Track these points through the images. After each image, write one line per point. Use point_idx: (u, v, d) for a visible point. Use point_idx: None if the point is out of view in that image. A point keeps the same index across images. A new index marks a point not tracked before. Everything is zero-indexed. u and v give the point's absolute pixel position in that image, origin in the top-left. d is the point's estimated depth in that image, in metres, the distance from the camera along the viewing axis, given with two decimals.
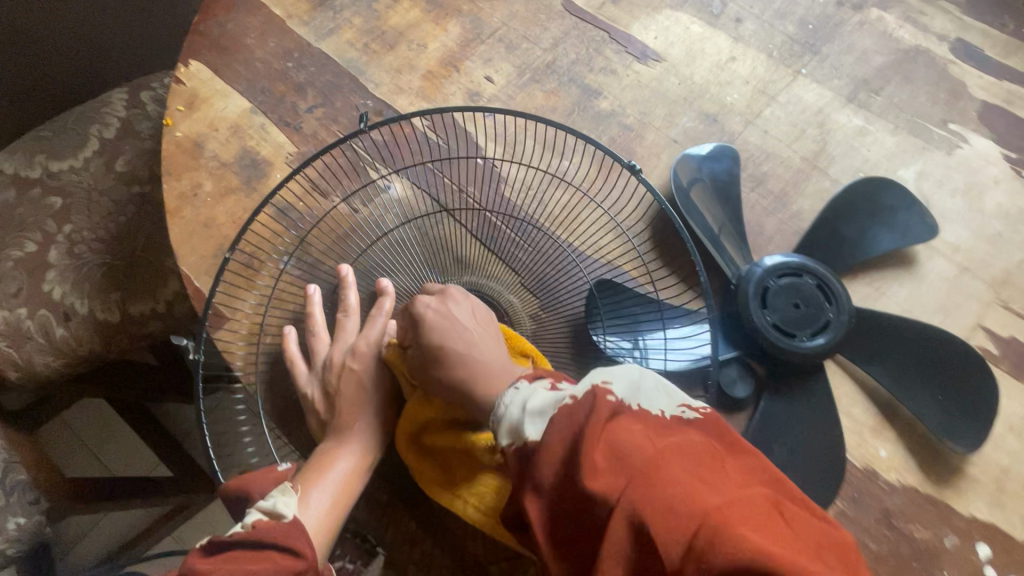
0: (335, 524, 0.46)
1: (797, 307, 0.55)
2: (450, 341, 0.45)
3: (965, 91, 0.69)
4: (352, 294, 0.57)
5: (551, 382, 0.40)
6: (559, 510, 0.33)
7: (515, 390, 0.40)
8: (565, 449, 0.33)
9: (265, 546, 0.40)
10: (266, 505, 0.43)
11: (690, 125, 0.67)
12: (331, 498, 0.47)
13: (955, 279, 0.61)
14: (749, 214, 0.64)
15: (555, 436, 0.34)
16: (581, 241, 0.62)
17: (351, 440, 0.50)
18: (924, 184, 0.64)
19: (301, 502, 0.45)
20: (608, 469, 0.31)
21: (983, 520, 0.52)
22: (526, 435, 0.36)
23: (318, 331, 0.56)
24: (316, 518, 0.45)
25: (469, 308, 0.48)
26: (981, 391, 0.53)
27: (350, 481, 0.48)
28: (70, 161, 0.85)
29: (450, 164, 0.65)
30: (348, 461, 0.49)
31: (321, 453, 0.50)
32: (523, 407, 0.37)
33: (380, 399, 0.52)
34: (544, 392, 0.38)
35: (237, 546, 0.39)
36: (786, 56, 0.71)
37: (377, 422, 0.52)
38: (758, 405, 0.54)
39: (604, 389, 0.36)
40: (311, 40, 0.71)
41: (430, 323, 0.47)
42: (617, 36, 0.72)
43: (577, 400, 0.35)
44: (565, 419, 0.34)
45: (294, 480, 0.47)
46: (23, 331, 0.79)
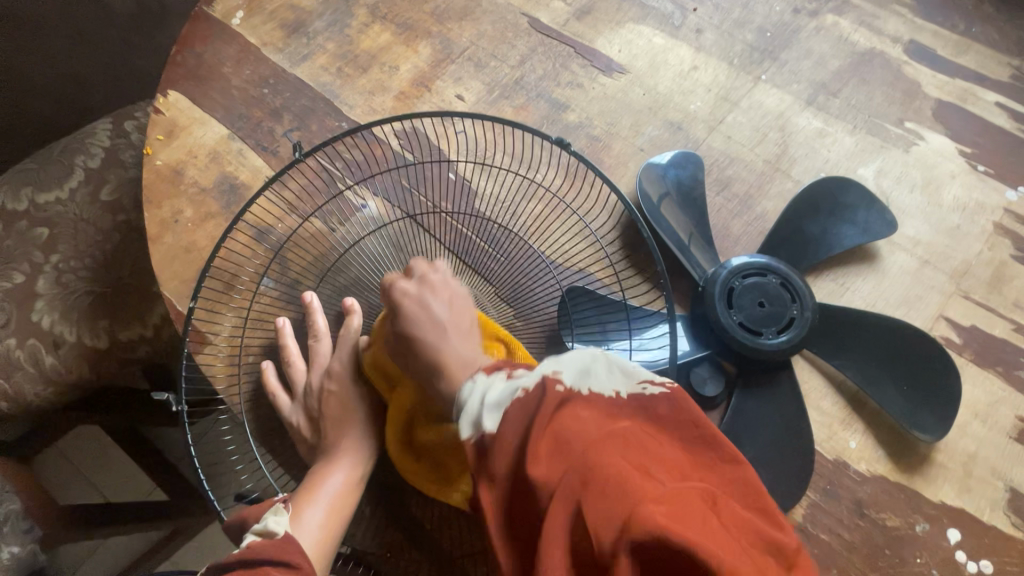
0: (332, 538, 0.47)
1: (762, 305, 0.57)
2: (422, 330, 0.45)
3: (920, 90, 0.71)
4: (320, 318, 0.58)
5: (508, 371, 0.39)
6: (509, 500, 0.34)
7: (473, 383, 0.40)
8: (517, 439, 0.35)
9: (258, 562, 0.39)
10: (259, 527, 0.43)
11: (655, 133, 0.70)
12: (326, 512, 0.47)
13: (917, 272, 0.63)
14: (716, 217, 0.66)
15: (509, 426, 0.35)
16: (553, 247, 0.64)
17: (341, 458, 0.51)
18: (883, 182, 0.66)
19: (295, 519, 0.46)
20: (553, 454, 0.33)
21: (952, 505, 0.54)
22: (484, 429, 0.36)
23: (292, 359, 0.57)
24: (312, 532, 0.46)
25: (444, 299, 0.48)
26: (945, 379, 0.55)
27: (344, 495, 0.49)
28: (56, 192, 0.87)
29: (424, 179, 0.67)
30: (340, 476, 0.50)
31: (313, 473, 0.51)
32: (482, 401, 0.38)
33: (362, 415, 0.54)
34: (501, 384, 0.38)
35: (231, 566, 0.39)
36: (746, 64, 0.73)
37: (364, 436, 0.53)
38: (730, 401, 0.56)
39: (554, 378, 0.36)
40: (286, 66, 0.74)
41: (405, 306, 0.47)
42: (583, 50, 0.74)
43: (530, 391, 0.36)
44: (517, 410, 0.35)
45: (286, 500, 0.47)
46: (13, 362, 0.80)
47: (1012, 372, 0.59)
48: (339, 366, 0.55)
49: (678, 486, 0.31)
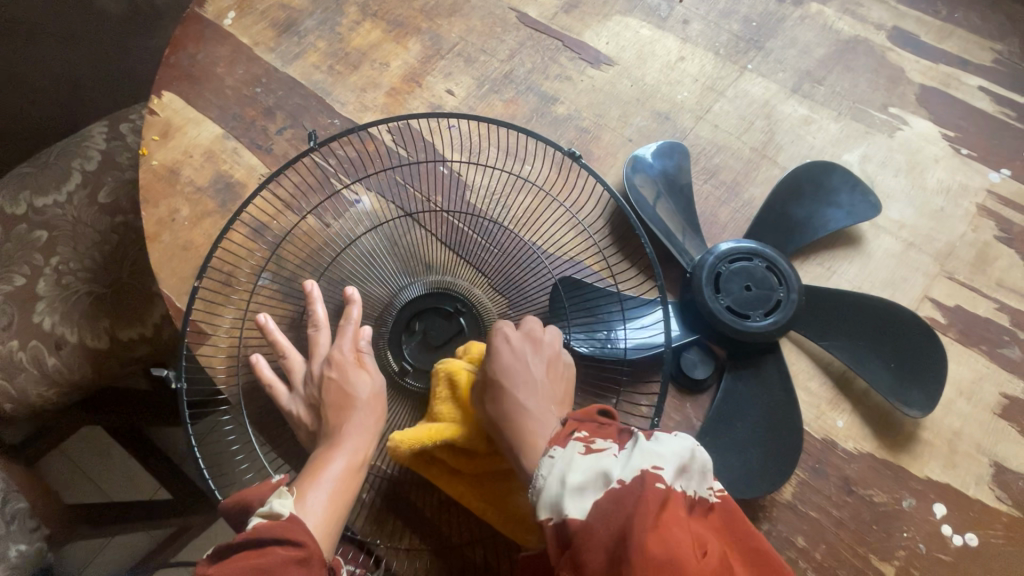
0: (336, 519, 0.48)
1: (749, 289, 0.58)
2: (516, 389, 0.47)
3: (903, 76, 0.72)
4: (320, 308, 0.58)
5: (585, 441, 0.42)
6: None
7: (552, 458, 0.41)
8: (613, 538, 0.36)
9: (266, 544, 0.41)
10: (264, 509, 0.44)
11: (643, 124, 0.71)
12: (329, 495, 0.48)
13: (902, 255, 0.64)
14: (704, 205, 0.67)
15: (603, 522, 0.37)
16: (544, 239, 0.65)
17: (343, 442, 0.51)
18: (868, 167, 0.68)
19: (298, 502, 0.47)
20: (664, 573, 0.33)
21: (938, 481, 0.55)
22: (568, 514, 0.38)
23: (287, 353, 0.57)
24: (316, 515, 0.47)
25: (544, 362, 0.50)
26: (929, 357, 0.56)
27: (346, 478, 0.49)
28: (54, 195, 0.88)
29: (416, 175, 0.68)
30: (342, 459, 0.50)
31: (316, 456, 0.51)
32: (562, 481, 0.39)
33: (363, 401, 0.53)
34: (581, 461, 0.40)
35: (237, 547, 0.41)
36: (732, 53, 0.74)
37: (366, 420, 0.53)
38: (720, 384, 0.57)
39: (654, 476, 0.38)
40: (278, 65, 0.74)
41: (505, 362, 0.48)
42: (571, 43, 0.75)
43: (625, 485, 0.38)
44: (615, 508, 0.37)
45: (289, 485, 0.48)
46: (16, 363, 0.81)
47: (996, 350, 0.60)
48: (347, 354, 0.55)
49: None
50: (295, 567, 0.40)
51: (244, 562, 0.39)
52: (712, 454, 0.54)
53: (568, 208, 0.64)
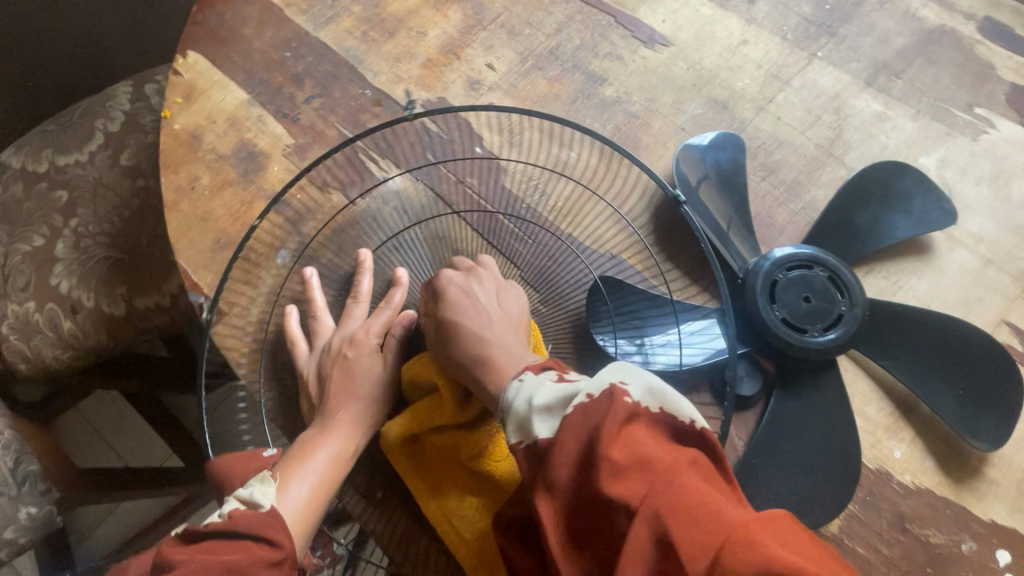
0: (315, 514, 0.44)
1: (808, 300, 0.53)
2: (467, 320, 0.45)
3: (992, 73, 0.65)
4: (367, 280, 0.57)
5: (560, 372, 0.38)
6: (573, 512, 0.31)
7: (520, 382, 0.38)
8: (581, 449, 0.32)
9: (241, 538, 0.38)
10: (243, 494, 0.41)
11: (699, 112, 0.65)
12: (312, 486, 0.45)
13: (978, 272, 0.58)
14: (760, 204, 0.61)
15: (569, 432, 0.32)
16: (582, 232, 0.60)
17: (335, 429, 0.48)
18: (947, 172, 0.61)
19: (280, 491, 0.43)
20: (632, 471, 0.29)
21: (1002, 525, 0.50)
22: (536, 434, 0.34)
23: (320, 313, 0.56)
24: (295, 506, 0.43)
25: (494, 295, 0.48)
26: (1007, 389, 0.51)
27: (333, 470, 0.46)
28: (76, 155, 0.85)
29: (450, 155, 0.64)
30: (331, 448, 0.47)
31: (304, 441, 0.48)
32: (528, 402, 0.36)
33: (369, 393, 0.51)
34: (551, 385, 0.36)
35: (208, 536, 0.38)
36: (801, 39, 0.67)
37: (366, 411, 0.50)
38: (768, 403, 0.53)
39: (622, 389, 0.33)
40: (309, 29, 0.70)
41: (451, 298, 0.47)
42: (624, 20, 0.69)
43: (593, 398, 0.33)
44: (583, 419, 0.32)
45: (274, 467, 0.45)
46: (32, 325, 0.80)
47: None
48: (369, 336, 0.53)
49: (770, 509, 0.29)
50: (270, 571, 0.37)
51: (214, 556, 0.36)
52: (759, 477, 0.50)
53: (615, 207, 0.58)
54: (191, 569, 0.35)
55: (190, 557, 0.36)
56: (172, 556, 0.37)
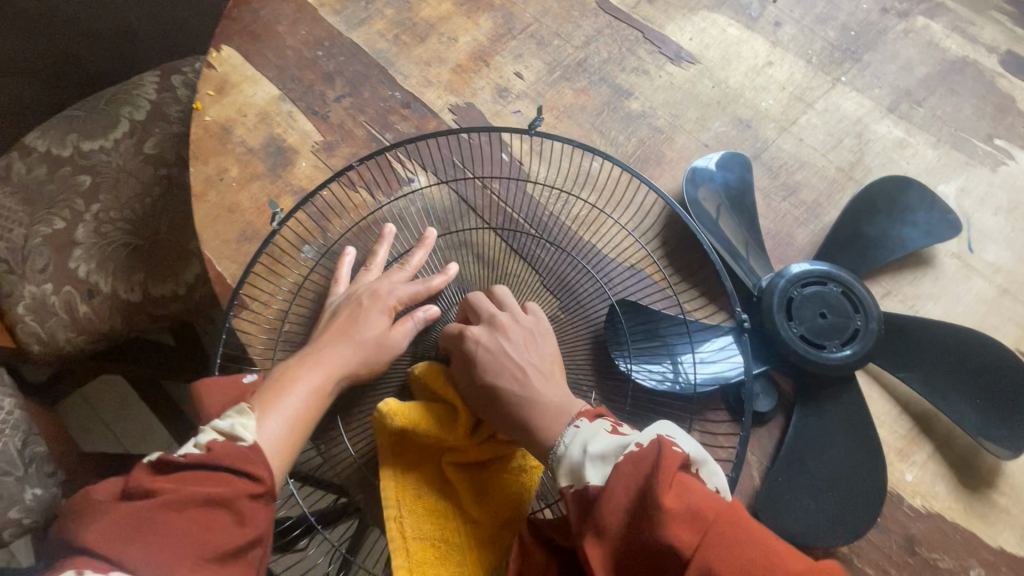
0: (293, 448, 0.42)
1: (824, 316, 0.53)
2: (505, 381, 0.45)
3: (1013, 105, 0.66)
4: (422, 254, 0.56)
5: (614, 423, 0.40)
6: (624, 558, 0.32)
7: (577, 428, 0.40)
8: (632, 497, 0.33)
9: (220, 470, 0.35)
10: (222, 426, 0.38)
11: (722, 129, 0.66)
12: (287, 421, 0.42)
13: (994, 301, 0.58)
14: (780, 223, 0.62)
15: (621, 482, 0.33)
16: (602, 241, 0.62)
17: (316, 366, 0.46)
18: (965, 201, 0.62)
19: (258, 422, 0.40)
20: (685, 521, 0.30)
21: (1012, 553, 0.50)
22: (588, 481, 0.35)
23: (371, 266, 0.56)
24: (271, 441, 0.40)
25: (527, 345, 0.48)
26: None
27: (311, 406, 0.44)
28: (101, 141, 0.87)
29: (475, 159, 0.65)
30: (309, 384, 0.44)
31: (281, 375, 0.45)
32: (584, 449, 0.37)
33: (367, 339, 0.49)
34: (605, 435, 0.38)
35: (185, 467, 0.35)
36: (826, 63, 0.68)
37: (354, 355, 0.48)
38: (791, 421, 0.53)
39: (670, 440, 0.35)
40: (342, 29, 0.71)
41: (484, 363, 0.47)
42: (651, 36, 0.70)
43: (642, 448, 0.34)
44: (633, 469, 0.34)
45: (250, 400, 0.42)
46: (48, 306, 0.80)
47: None
48: (392, 299, 0.51)
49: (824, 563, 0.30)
50: (253, 502, 0.35)
51: (195, 486, 0.34)
52: (773, 495, 0.50)
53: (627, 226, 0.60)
54: (169, 501, 0.33)
55: (168, 485, 0.34)
56: (145, 485, 0.34)
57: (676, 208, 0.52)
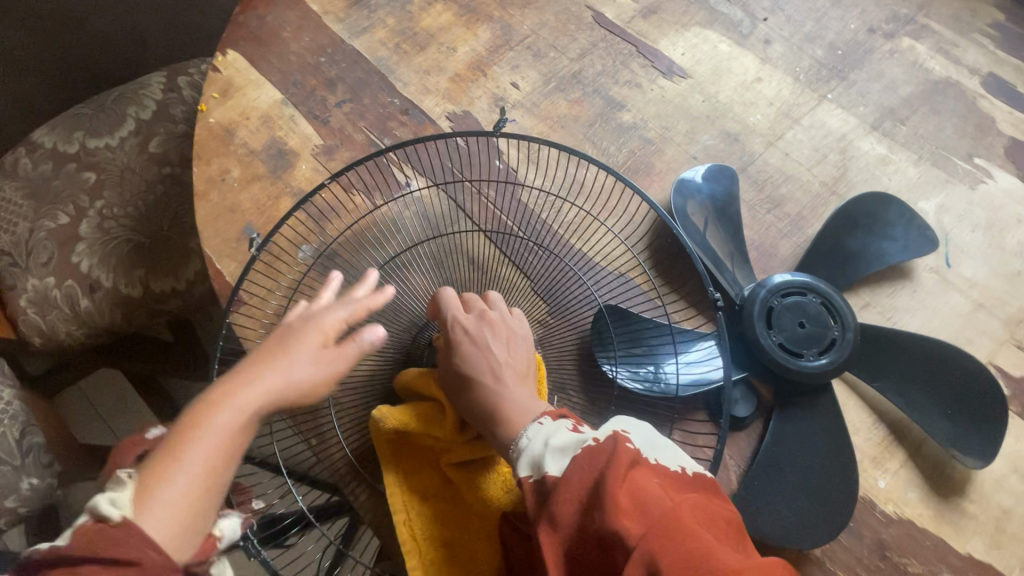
0: (199, 514, 0.33)
1: (803, 325, 0.55)
2: (482, 375, 0.46)
3: (993, 126, 0.68)
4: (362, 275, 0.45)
5: (575, 421, 0.41)
6: (576, 546, 0.34)
7: (540, 425, 0.41)
8: (585, 488, 0.34)
9: (93, 561, 0.30)
10: (97, 507, 0.31)
11: (711, 142, 0.68)
12: (185, 486, 0.32)
13: (969, 315, 0.60)
14: (764, 235, 0.64)
15: (575, 474, 0.35)
16: (591, 248, 0.64)
17: (216, 411, 0.35)
18: (944, 218, 0.64)
19: (140, 497, 0.31)
20: (631, 513, 0.32)
21: (979, 559, 0.52)
22: (546, 471, 0.37)
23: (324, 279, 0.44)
24: (160, 515, 0.31)
25: (506, 342, 0.48)
26: (993, 408, 0.52)
27: (214, 463, 0.33)
28: (107, 139, 0.89)
29: (470, 166, 0.67)
30: (208, 435, 0.34)
31: (176, 424, 0.35)
32: (545, 442, 0.39)
33: (287, 379, 0.37)
34: (567, 430, 0.39)
35: (64, 562, 0.30)
36: (813, 81, 0.71)
37: (270, 395, 0.37)
38: (769, 425, 0.55)
39: (624, 437, 0.37)
40: (345, 37, 0.73)
41: (467, 353, 0.47)
42: (645, 50, 0.72)
43: (599, 443, 0.36)
44: (588, 462, 0.35)
45: (136, 467, 0.33)
46: (50, 300, 0.82)
47: None
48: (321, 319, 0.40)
49: (761, 562, 0.31)
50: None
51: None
52: (749, 497, 0.52)
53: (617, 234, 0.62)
54: None
55: None
56: None
57: (665, 219, 0.54)
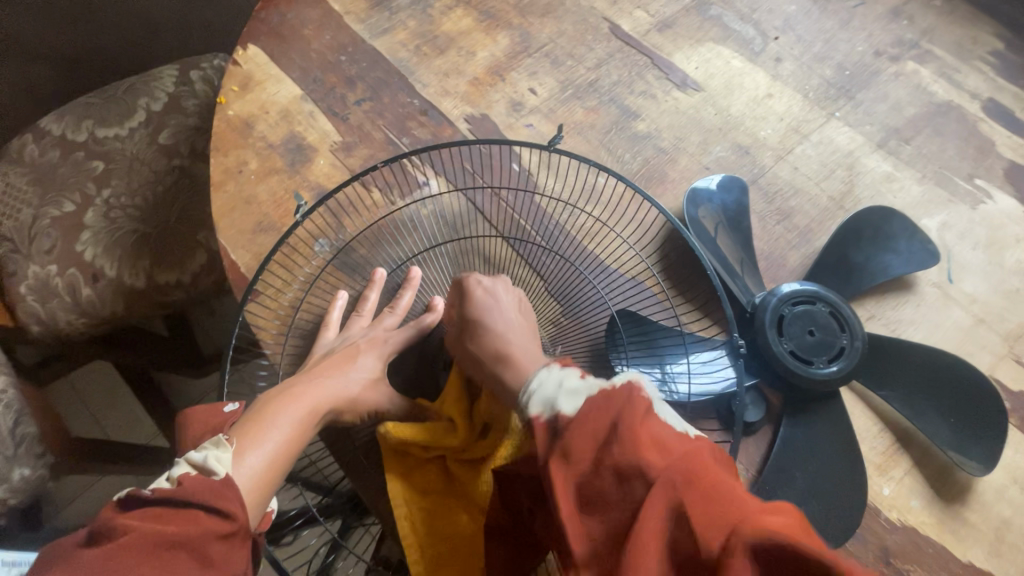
0: (270, 484, 0.42)
1: (812, 334, 0.57)
2: (490, 338, 0.48)
3: (993, 148, 0.70)
4: (409, 295, 0.58)
5: (583, 370, 0.40)
6: (588, 482, 0.33)
7: (548, 370, 0.40)
8: (603, 425, 0.34)
9: (188, 506, 0.35)
10: (195, 457, 0.38)
11: (723, 154, 0.69)
12: (268, 457, 0.42)
13: (971, 329, 0.62)
14: (774, 245, 0.65)
15: (593, 412, 0.34)
16: (605, 252, 0.65)
17: (297, 400, 0.46)
18: (946, 235, 0.66)
19: (235, 458, 0.40)
20: (653, 448, 0.32)
21: (981, 567, 0.53)
22: (561, 410, 0.36)
23: (364, 311, 0.57)
24: (250, 475, 0.40)
25: (516, 312, 0.50)
26: (992, 414, 0.54)
27: (292, 440, 0.44)
28: (116, 129, 0.88)
29: (487, 167, 0.68)
30: (292, 417, 0.45)
31: (264, 405, 0.45)
32: (559, 385, 0.38)
33: (353, 383, 0.50)
34: (578, 377, 0.38)
35: (154, 502, 0.34)
36: (821, 99, 0.73)
37: (339, 392, 0.49)
38: (778, 431, 0.56)
39: (640, 383, 0.36)
40: (365, 37, 0.74)
41: (476, 316, 0.49)
42: (659, 62, 0.74)
43: (616, 386, 0.36)
44: (607, 401, 0.35)
45: (228, 434, 0.42)
46: (51, 288, 0.81)
47: None
48: (374, 345, 0.53)
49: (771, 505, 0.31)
50: (220, 543, 0.34)
51: (167, 525, 0.33)
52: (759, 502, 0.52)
53: (629, 238, 0.63)
54: (139, 537, 0.32)
55: (137, 521, 0.33)
56: (113, 522, 0.33)
57: (677, 226, 0.54)
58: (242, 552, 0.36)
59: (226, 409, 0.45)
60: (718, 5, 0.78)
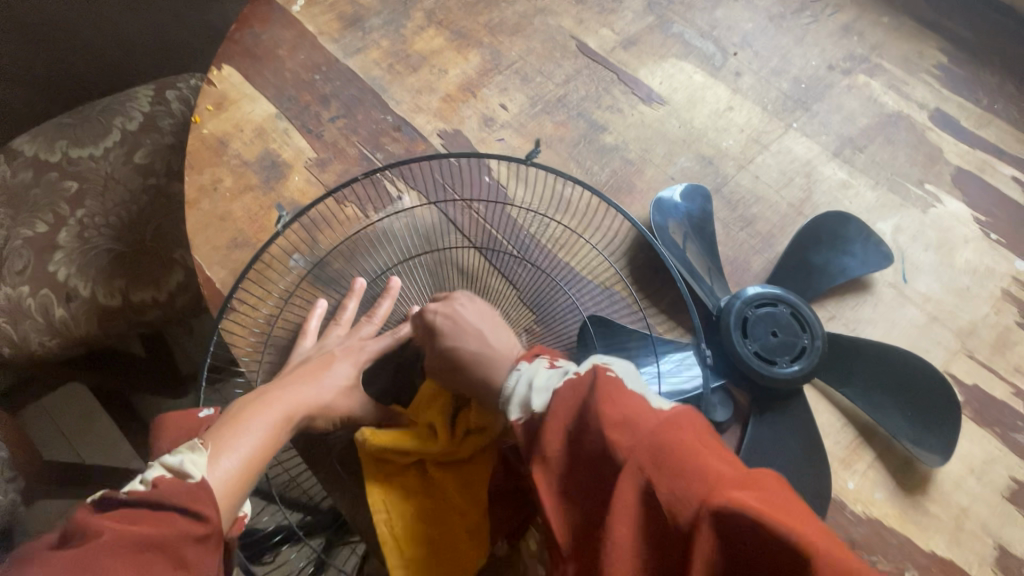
0: (244, 487, 0.42)
1: (775, 335, 0.59)
2: (464, 343, 0.48)
3: (941, 156, 0.74)
4: (386, 304, 0.59)
5: (550, 359, 0.43)
6: (569, 475, 0.35)
7: (519, 370, 0.42)
8: (572, 419, 0.35)
9: (163, 508, 0.35)
10: (171, 461, 0.39)
11: (687, 165, 0.72)
12: (244, 458, 0.42)
13: (925, 327, 0.65)
14: (737, 251, 0.68)
15: (563, 410, 0.36)
16: (578, 262, 0.66)
17: (273, 405, 0.46)
18: (900, 238, 0.69)
19: (210, 461, 0.41)
20: (620, 427, 0.32)
21: (942, 556, 0.55)
22: (534, 408, 0.38)
23: (342, 320, 0.57)
24: (225, 478, 0.40)
25: (478, 311, 0.51)
26: (944, 406, 0.57)
27: (266, 443, 0.44)
28: (90, 149, 0.88)
29: (460, 180, 0.69)
30: (266, 420, 0.45)
31: (238, 409, 0.45)
32: (528, 384, 0.40)
33: (329, 389, 0.51)
34: (545, 369, 0.41)
35: (130, 504, 0.35)
36: (779, 110, 0.76)
37: (314, 396, 0.49)
38: (747, 430, 0.58)
39: (604, 367, 0.37)
40: (339, 56, 0.76)
41: (443, 331, 0.50)
42: (625, 78, 0.77)
43: (580, 376, 0.37)
44: (573, 393, 0.36)
45: (203, 438, 0.42)
46: (23, 309, 0.80)
47: (1010, 435, 0.60)
48: (349, 355, 0.54)
49: (746, 469, 0.31)
50: (196, 546, 0.35)
51: (140, 526, 0.33)
52: None
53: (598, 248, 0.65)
54: (111, 536, 0.32)
55: (108, 520, 0.33)
56: (82, 522, 0.33)
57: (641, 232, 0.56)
58: (216, 556, 0.36)
59: (200, 415, 0.46)
60: (680, 22, 0.81)
